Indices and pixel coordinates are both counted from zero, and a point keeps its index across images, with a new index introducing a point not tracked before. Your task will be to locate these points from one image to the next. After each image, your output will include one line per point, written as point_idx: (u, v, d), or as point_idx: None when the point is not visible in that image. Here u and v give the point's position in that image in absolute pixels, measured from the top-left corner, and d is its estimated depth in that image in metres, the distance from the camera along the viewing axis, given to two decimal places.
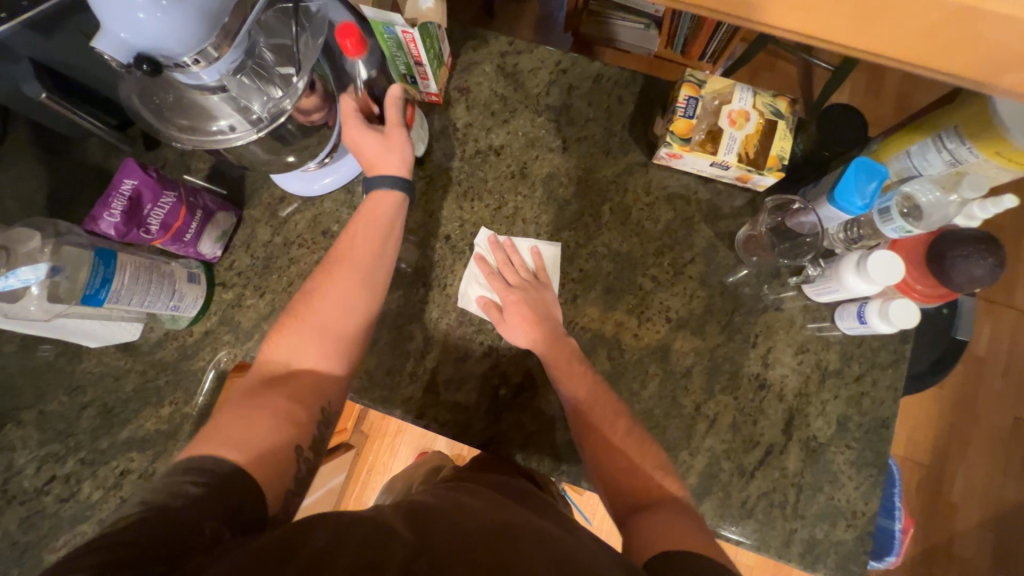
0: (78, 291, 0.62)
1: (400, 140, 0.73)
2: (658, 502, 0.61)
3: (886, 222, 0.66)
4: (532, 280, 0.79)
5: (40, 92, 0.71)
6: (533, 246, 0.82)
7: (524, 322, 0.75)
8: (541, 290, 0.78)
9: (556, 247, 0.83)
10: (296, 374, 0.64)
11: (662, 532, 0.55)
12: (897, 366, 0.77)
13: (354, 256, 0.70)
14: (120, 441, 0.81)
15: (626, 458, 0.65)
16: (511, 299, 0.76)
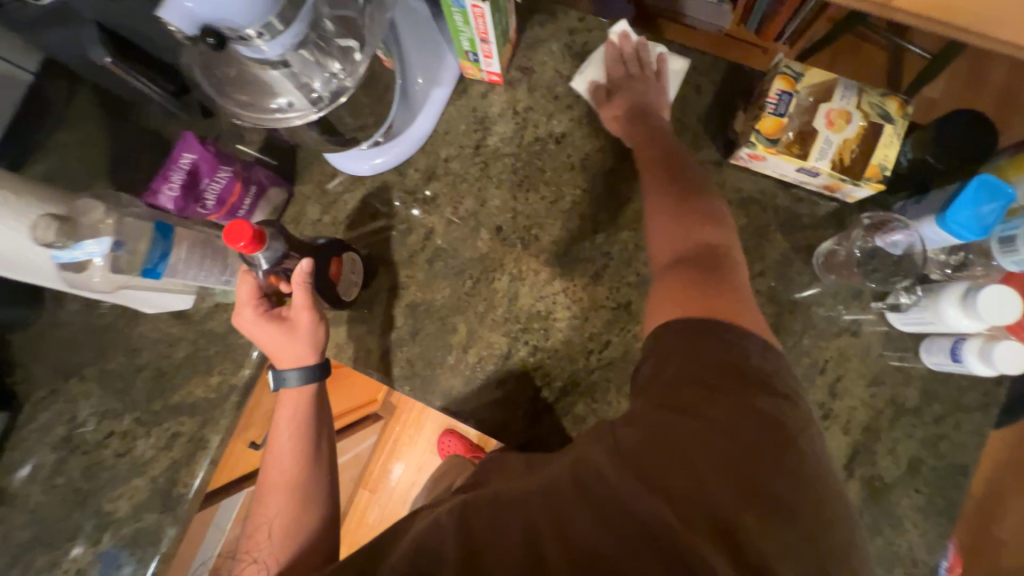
0: (139, 263, 0.62)
1: (307, 332, 0.69)
2: (691, 257, 0.57)
3: (1006, 252, 0.58)
4: (648, 74, 0.77)
5: (104, 57, 0.69)
6: (661, 53, 0.78)
7: (630, 107, 0.74)
8: (654, 85, 0.76)
9: (683, 61, 0.78)
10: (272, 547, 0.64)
11: (673, 306, 0.54)
12: (986, 409, 0.69)
13: (284, 460, 0.68)
14: (171, 404, 0.84)
15: (665, 230, 0.61)
16: (615, 90, 0.76)
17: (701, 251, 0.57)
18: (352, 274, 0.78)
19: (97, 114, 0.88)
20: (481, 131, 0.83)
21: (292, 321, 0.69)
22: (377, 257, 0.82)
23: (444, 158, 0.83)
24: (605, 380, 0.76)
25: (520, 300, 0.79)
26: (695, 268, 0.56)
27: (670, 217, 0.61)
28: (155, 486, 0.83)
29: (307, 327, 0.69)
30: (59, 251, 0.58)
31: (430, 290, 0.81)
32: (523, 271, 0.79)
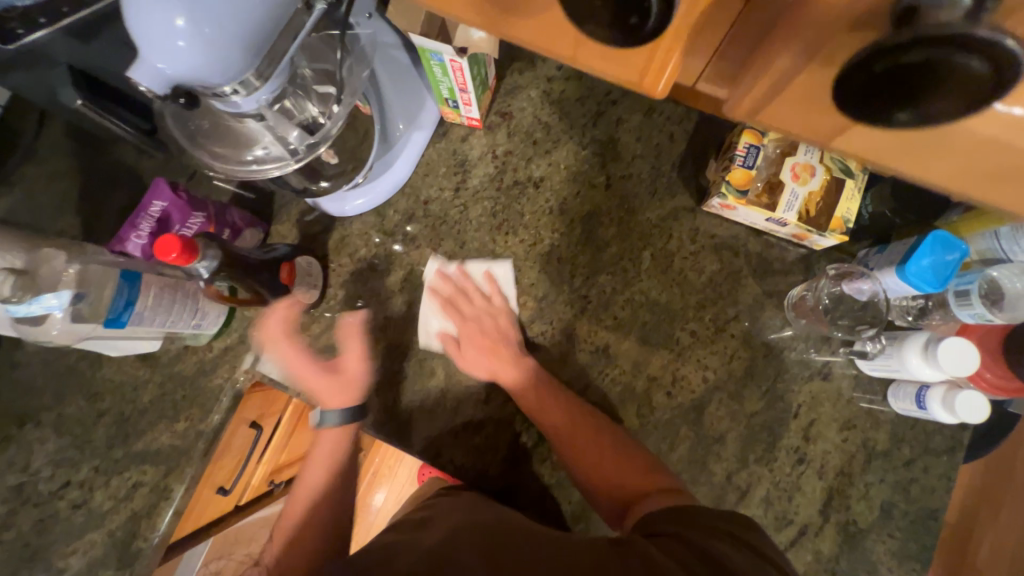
0: (102, 312, 0.60)
1: (354, 373, 0.76)
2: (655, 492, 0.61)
3: (963, 306, 0.61)
4: (487, 307, 0.80)
5: (76, 98, 0.69)
6: (486, 269, 0.81)
7: (483, 353, 0.76)
8: (497, 314, 0.79)
9: (507, 263, 0.81)
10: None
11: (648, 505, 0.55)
12: (953, 453, 0.71)
13: (316, 487, 0.76)
14: (133, 452, 0.80)
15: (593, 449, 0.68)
16: (465, 335, 0.78)
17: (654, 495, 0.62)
18: (307, 276, 0.77)
19: (69, 149, 0.86)
20: (461, 173, 0.84)
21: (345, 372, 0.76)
22: (354, 298, 0.81)
23: (424, 200, 0.83)
24: None
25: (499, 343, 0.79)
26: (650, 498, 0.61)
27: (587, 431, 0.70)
28: (113, 540, 0.78)
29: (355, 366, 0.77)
30: (15, 306, 0.56)
31: (407, 331, 0.80)
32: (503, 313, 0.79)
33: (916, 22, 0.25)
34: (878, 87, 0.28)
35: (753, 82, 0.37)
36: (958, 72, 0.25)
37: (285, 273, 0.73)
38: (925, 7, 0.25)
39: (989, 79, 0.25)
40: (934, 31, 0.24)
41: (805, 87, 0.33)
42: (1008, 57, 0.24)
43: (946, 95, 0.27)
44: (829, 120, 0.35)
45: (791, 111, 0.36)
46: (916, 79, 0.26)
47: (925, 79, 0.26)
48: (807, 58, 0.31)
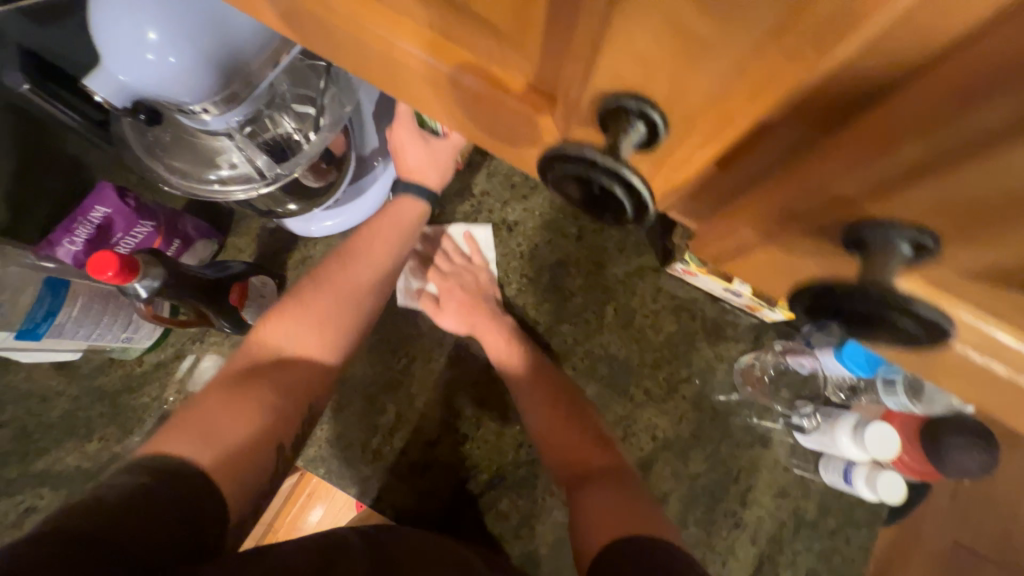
0: (16, 321, 0.55)
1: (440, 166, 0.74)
2: (606, 471, 0.62)
3: (888, 393, 0.67)
4: (466, 265, 0.81)
5: (21, 83, 0.61)
6: (465, 230, 0.83)
7: (461, 308, 0.77)
8: (476, 273, 0.81)
9: (487, 228, 0.83)
10: (294, 363, 0.58)
11: (606, 514, 0.55)
12: (872, 527, 0.75)
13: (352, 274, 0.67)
14: (32, 472, 0.71)
15: (564, 428, 0.67)
16: (446, 287, 0.79)
17: (610, 472, 0.62)
18: (257, 300, 0.72)
19: None
20: (436, 208, 0.83)
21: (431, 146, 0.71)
22: None
23: None
24: (531, 475, 0.75)
25: (455, 384, 0.77)
26: (598, 478, 0.61)
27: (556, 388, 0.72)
28: None
29: (447, 149, 0.71)
30: None
31: (361, 363, 0.77)
32: (464, 355, 0.78)
33: (862, 260, 0.21)
34: (817, 308, 0.25)
35: (717, 228, 0.31)
36: (889, 326, 0.22)
37: (235, 294, 0.68)
38: (871, 246, 0.21)
39: (915, 334, 0.23)
40: (869, 288, 0.21)
41: (765, 262, 0.29)
42: (934, 324, 0.22)
43: (890, 332, 0.23)
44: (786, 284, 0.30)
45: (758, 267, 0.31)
46: (845, 316, 0.23)
47: (859, 321, 0.23)
48: (767, 237, 0.28)
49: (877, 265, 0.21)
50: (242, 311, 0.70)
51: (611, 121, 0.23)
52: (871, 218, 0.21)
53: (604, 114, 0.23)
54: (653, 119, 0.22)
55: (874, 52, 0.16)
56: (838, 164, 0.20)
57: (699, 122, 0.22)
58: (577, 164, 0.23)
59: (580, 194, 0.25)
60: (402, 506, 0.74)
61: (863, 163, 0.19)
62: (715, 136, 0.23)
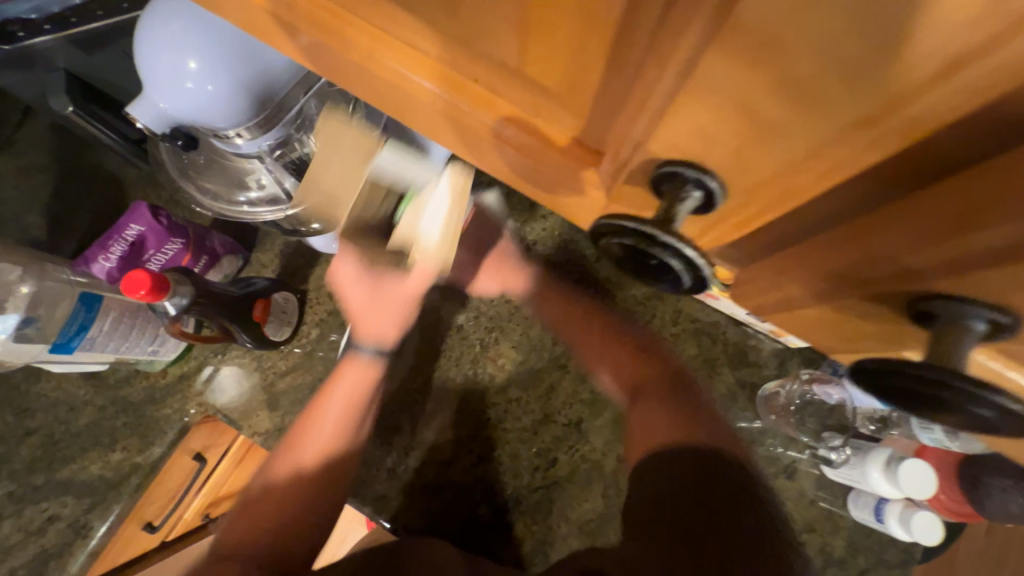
0: (51, 335, 0.56)
1: (395, 311, 0.64)
2: (655, 386, 0.68)
3: (922, 428, 0.62)
4: (487, 224, 0.79)
5: (66, 106, 0.66)
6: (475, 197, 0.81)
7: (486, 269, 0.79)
8: (495, 235, 0.80)
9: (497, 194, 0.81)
10: (256, 548, 0.58)
11: (654, 425, 0.63)
12: (904, 568, 0.72)
13: (311, 440, 0.65)
14: (57, 480, 0.73)
15: (609, 351, 0.73)
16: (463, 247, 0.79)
17: (662, 384, 0.68)
18: (280, 315, 0.74)
19: (48, 145, 0.82)
20: None
21: (384, 294, 0.63)
22: (328, 337, 0.78)
23: None
24: (546, 500, 0.74)
25: (471, 404, 0.77)
26: (653, 394, 0.67)
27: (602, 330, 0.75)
28: None
29: (401, 292, 0.63)
30: None
31: None
32: (479, 374, 0.78)
33: (932, 332, 0.22)
34: (872, 392, 0.24)
35: (757, 285, 0.33)
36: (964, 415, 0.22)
37: (258, 310, 0.69)
38: (939, 321, 0.22)
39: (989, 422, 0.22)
40: (934, 366, 0.21)
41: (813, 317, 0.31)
42: (1018, 415, 0.21)
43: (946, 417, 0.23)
44: (874, 344, 0.30)
45: (829, 318, 0.31)
46: (913, 400, 0.22)
47: (921, 403, 0.22)
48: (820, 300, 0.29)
49: (951, 346, 0.21)
50: (265, 327, 0.71)
51: (666, 185, 0.26)
52: (946, 296, 0.22)
53: (656, 178, 0.27)
54: (708, 186, 0.25)
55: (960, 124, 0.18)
56: (912, 237, 0.21)
57: (759, 184, 0.25)
58: (632, 231, 0.28)
59: (620, 249, 0.30)
60: (416, 527, 0.74)
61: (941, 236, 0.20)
62: (773, 204, 0.26)
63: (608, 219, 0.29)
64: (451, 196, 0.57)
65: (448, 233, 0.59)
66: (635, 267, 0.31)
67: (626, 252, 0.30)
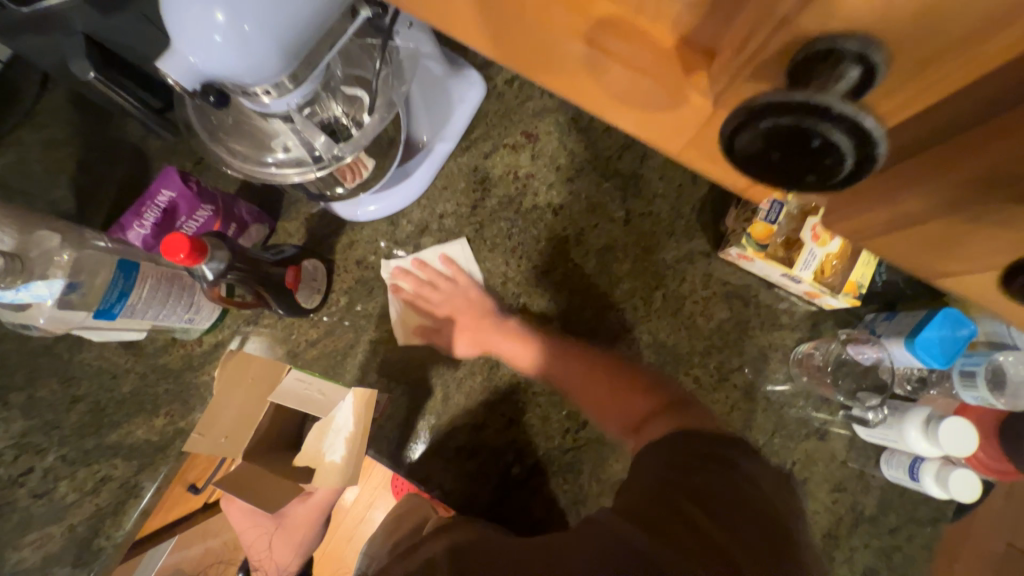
0: (93, 301, 0.57)
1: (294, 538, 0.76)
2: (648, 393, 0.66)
3: (967, 386, 0.62)
4: (454, 288, 0.81)
5: (87, 71, 0.64)
6: (441, 253, 0.81)
7: (467, 329, 0.78)
8: (455, 285, 0.81)
9: (460, 244, 0.81)
10: None
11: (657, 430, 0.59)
12: (937, 526, 0.72)
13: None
14: (105, 445, 0.76)
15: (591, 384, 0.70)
16: (443, 323, 0.79)
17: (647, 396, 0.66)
18: (309, 283, 0.75)
19: (69, 116, 0.81)
20: (481, 191, 0.82)
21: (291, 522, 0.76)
22: (357, 306, 0.79)
23: (439, 214, 0.82)
24: (576, 461, 0.75)
25: (500, 368, 0.78)
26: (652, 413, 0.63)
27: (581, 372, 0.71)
28: (71, 538, 0.73)
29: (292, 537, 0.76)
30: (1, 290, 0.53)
31: (409, 347, 0.79)
32: (507, 340, 0.78)
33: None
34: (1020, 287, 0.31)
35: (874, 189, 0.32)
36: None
37: (292, 275, 0.71)
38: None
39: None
40: None
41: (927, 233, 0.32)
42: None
43: None
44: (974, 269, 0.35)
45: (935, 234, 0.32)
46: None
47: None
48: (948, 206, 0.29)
49: None
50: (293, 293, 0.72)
51: (819, 71, 0.23)
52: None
53: (799, 65, 0.23)
54: (872, 61, 0.22)
55: (1001, 77, 0.23)
56: None
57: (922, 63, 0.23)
58: (791, 106, 0.22)
59: (757, 135, 0.24)
60: (450, 488, 0.76)
61: (966, 179, 0.27)
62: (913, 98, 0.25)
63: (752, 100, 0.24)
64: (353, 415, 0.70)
65: (350, 452, 0.69)
66: (782, 158, 0.24)
67: (771, 142, 0.24)
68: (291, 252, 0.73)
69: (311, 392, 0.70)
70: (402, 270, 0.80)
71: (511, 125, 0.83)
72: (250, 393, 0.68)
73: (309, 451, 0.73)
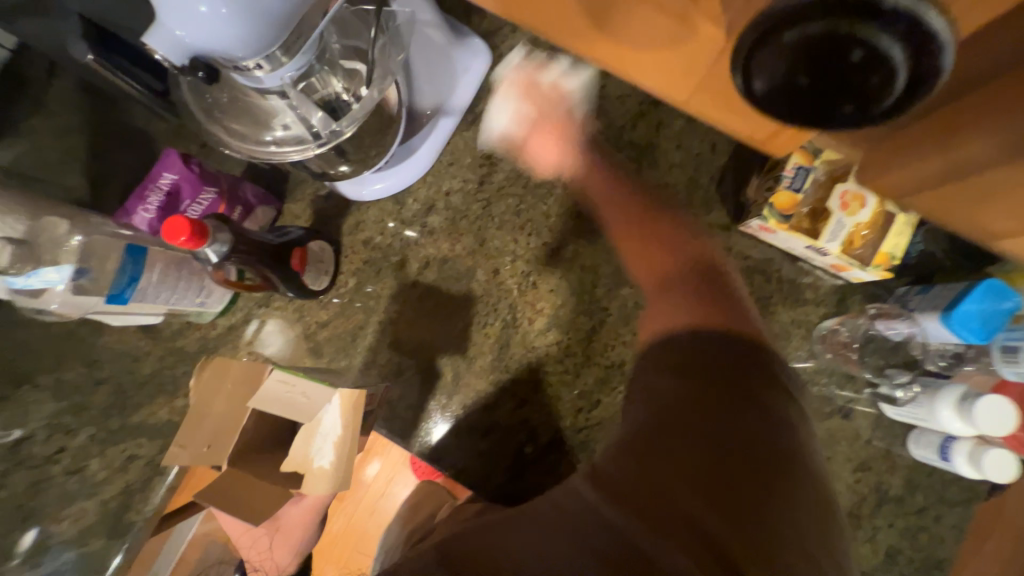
0: (104, 287, 0.58)
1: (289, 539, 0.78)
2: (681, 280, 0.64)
3: (1007, 362, 0.57)
4: (558, 110, 0.74)
5: (86, 54, 0.62)
6: (514, 113, 0.76)
7: (553, 136, 0.74)
8: (562, 99, 0.75)
9: (580, 78, 0.74)
10: None
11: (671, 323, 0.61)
12: (968, 506, 0.69)
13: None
14: (131, 424, 0.79)
15: (646, 244, 0.68)
16: (534, 121, 0.74)
17: (680, 276, 0.65)
18: (316, 265, 0.74)
19: (76, 101, 0.80)
20: (488, 166, 0.79)
21: (285, 526, 0.77)
22: (366, 287, 0.79)
23: (445, 192, 0.79)
24: (590, 440, 0.75)
25: (510, 348, 0.76)
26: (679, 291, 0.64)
27: (641, 245, 0.68)
28: (107, 509, 0.78)
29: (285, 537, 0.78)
30: (14, 277, 0.54)
31: (419, 327, 0.78)
32: (517, 319, 0.77)
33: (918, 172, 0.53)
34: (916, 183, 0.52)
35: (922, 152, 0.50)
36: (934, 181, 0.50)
37: (296, 259, 0.70)
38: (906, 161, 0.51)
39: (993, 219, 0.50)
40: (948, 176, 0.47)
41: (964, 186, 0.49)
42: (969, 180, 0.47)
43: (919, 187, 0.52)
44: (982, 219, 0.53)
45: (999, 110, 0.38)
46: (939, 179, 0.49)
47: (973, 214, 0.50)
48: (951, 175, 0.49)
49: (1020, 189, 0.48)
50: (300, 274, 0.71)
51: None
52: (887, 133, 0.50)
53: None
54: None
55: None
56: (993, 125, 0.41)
57: None
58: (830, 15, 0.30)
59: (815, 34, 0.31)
60: (464, 467, 0.76)
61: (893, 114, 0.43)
62: None
63: (791, 8, 0.31)
64: (339, 417, 0.68)
65: (337, 456, 0.67)
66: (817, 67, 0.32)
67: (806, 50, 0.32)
68: (297, 233, 0.73)
69: (294, 396, 0.68)
70: (520, 67, 0.74)
71: None
72: (231, 397, 0.67)
73: (292, 459, 0.70)
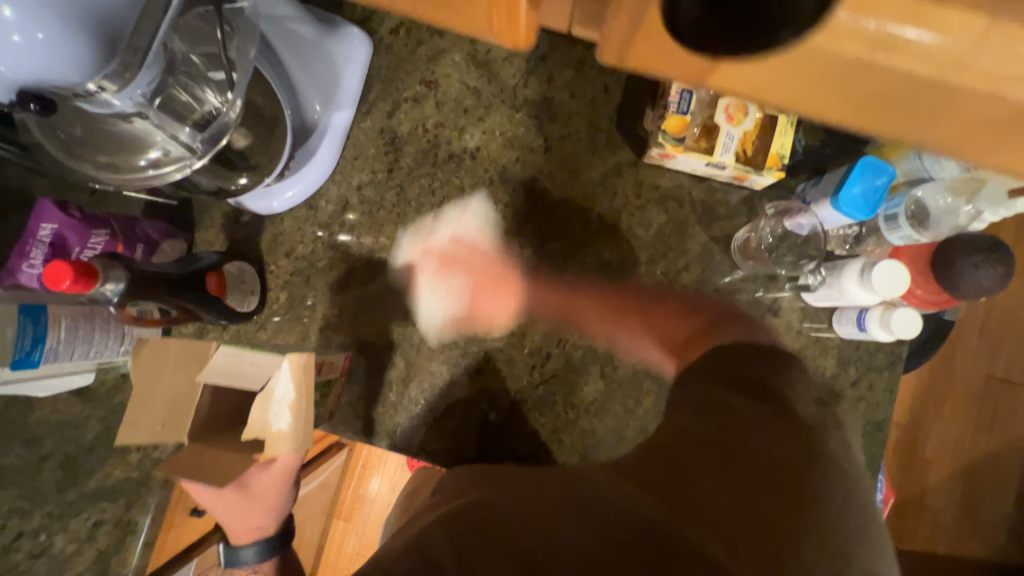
0: (6, 352, 0.56)
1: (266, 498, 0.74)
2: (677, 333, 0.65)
3: (891, 229, 0.64)
4: (462, 249, 0.79)
5: None
6: (452, 232, 0.79)
7: (496, 293, 0.78)
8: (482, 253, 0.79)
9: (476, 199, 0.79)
10: None
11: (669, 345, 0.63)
12: (893, 368, 0.75)
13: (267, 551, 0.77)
14: (88, 492, 0.76)
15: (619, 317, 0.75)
16: (471, 289, 0.78)
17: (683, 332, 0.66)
18: (239, 286, 0.73)
19: None
20: (393, 152, 0.79)
21: (255, 492, 0.73)
22: (298, 299, 0.78)
23: (356, 186, 0.79)
24: (549, 393, 0.77)
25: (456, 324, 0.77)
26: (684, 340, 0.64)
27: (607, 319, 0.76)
28: None
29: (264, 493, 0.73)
30: None
31: (362, 325, 0.78)
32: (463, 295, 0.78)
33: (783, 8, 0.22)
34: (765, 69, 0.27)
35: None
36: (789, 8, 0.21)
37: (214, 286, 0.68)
38: None
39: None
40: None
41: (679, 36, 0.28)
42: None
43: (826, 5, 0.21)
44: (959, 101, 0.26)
45: None
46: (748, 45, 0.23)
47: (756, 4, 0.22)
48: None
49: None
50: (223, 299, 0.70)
51: None
52: None
53: None
54: None
55: None
56: None
57: None
58: None
59: None
60: (435, 449, 0.77)
61: None
62: None
63: None
64: (292, 384, 0.63)
65: (297, 420, 0.63)
66: None
67: None
68: (211, 258, 0.71)
69: (243, 366, 0.65)
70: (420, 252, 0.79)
71: (407, 77, 0.79)
72: (175, 377, 0.65)
73: (253, 426, 0.65)
